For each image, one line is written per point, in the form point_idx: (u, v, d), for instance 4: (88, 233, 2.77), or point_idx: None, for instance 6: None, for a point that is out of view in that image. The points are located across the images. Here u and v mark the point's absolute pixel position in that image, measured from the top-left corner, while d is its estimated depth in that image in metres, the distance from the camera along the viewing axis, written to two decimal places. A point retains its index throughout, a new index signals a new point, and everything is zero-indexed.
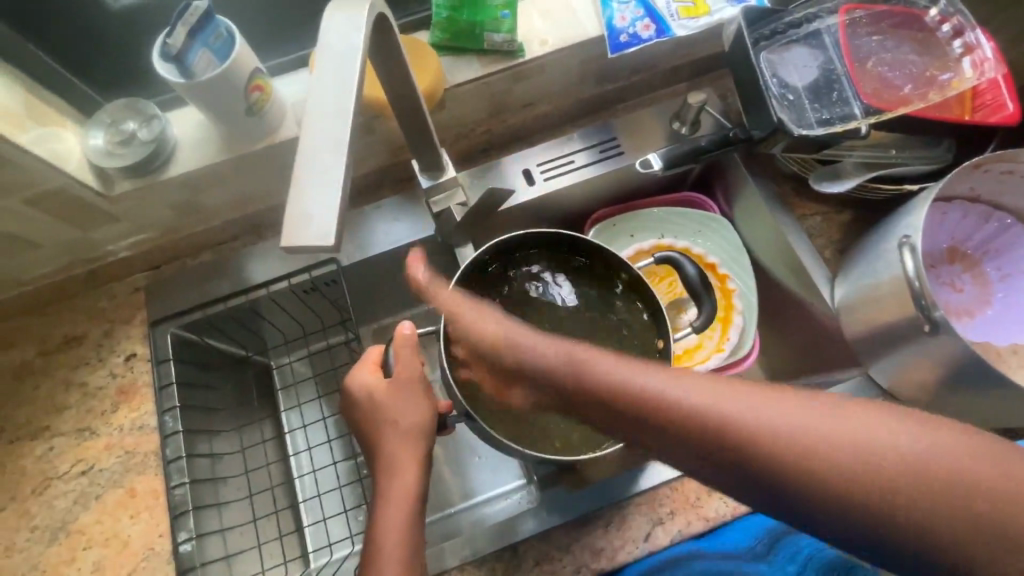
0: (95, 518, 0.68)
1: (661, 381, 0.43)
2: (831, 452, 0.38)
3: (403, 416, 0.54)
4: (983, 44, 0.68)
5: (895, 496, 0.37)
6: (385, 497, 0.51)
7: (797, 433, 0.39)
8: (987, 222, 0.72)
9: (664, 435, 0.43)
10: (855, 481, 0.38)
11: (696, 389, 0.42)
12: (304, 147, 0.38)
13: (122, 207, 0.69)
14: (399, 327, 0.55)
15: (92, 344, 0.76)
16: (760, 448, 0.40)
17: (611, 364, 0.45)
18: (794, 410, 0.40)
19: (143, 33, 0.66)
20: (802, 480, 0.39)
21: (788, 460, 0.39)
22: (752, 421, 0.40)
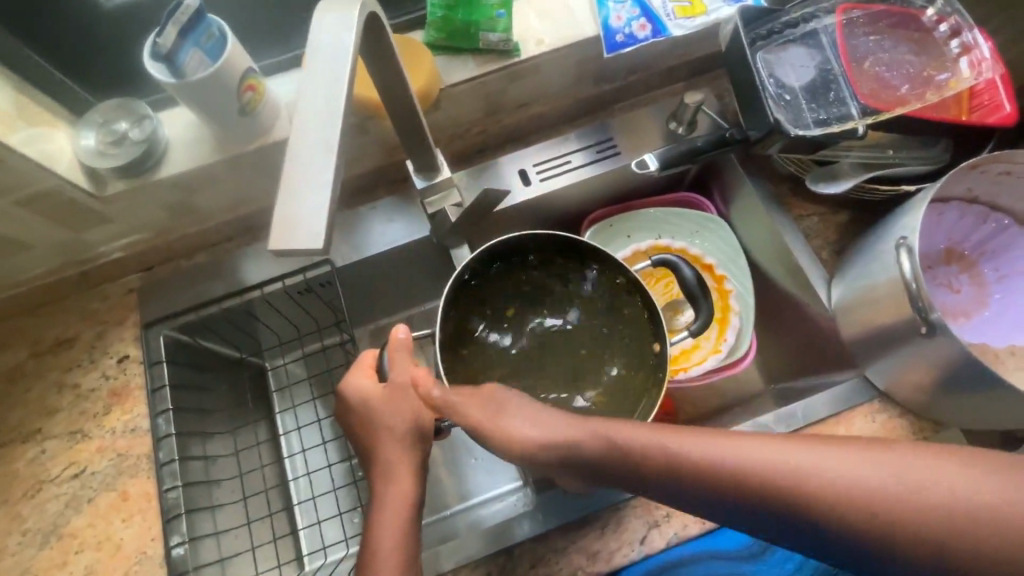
0: (87, 522, 0.67)
1: (679, 450, 0.44)
2: (846, 496, 0.40)
3: (398, 420, 0.53)
4: (981, 44, 0.67)
5: (919, 527, 0.38)
6: (380, 502, 0.50)
7: (831, 487, 0.40)
8: (984, 223, 0.72)
9: (685, 497, 0.45)
10: (874, 520, 0.39)
11: (708, 449, 0.44)
12: (294, 149, 0.38)
13: (114, 207, 0.69)
14: (393, 331, 0.56)
15: (85, 346, 0.75)
16: (776, 502, 0.42)
17: (624, 429, 0.46)
18: (802, 456, 0.42)
19: (135, 32, 0.65)
20: (824, 525, 0.40)
21: (805, 508, 0.41)
22: (787, 481, 0.41)
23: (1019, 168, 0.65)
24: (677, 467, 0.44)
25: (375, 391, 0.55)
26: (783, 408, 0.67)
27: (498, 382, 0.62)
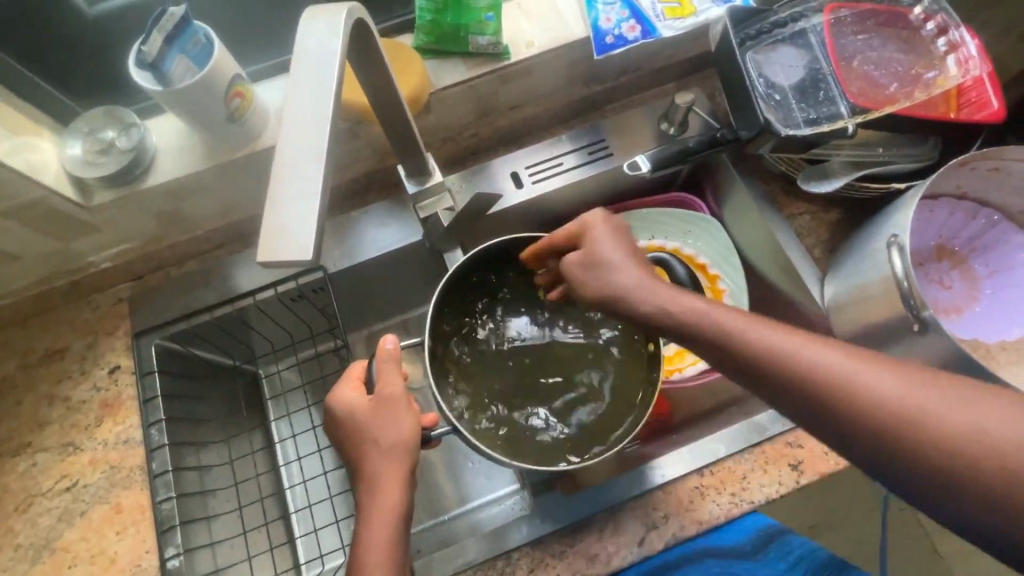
0: (80, 535, 0.67)
1: (746, 324, 0.45)
2: (905, 412, 0.39)
3: (389, 431, 0.53)
4: (968, 42, 0.68)
5: (962, 465, 0.37)
6: (369, 516, 0.50)
7: (885, 393, 0.40)
8: (975, 219, 0.72)
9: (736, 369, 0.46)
10: (925, 433, 0.38)
11: (771, 333, 0.44)
12: (281, 159, 0.37)
13: (102, 216, 0.68)
14: (382, 343, 0.57)
15: (75, 357, 0.74)
16: (831, 392, 0.41)
17: (708, 308, 0.47)
18: (879, 376, 0.41)
19: (121, 39, 0.64)
20: (870, 422, 0.40)
21: (858, 419, 0.40)
22: (843, 375, 0.41)
23: (1009, 164, 0.65)
24: (747, 349, 0.45)
25: (364, 401, 0.55)
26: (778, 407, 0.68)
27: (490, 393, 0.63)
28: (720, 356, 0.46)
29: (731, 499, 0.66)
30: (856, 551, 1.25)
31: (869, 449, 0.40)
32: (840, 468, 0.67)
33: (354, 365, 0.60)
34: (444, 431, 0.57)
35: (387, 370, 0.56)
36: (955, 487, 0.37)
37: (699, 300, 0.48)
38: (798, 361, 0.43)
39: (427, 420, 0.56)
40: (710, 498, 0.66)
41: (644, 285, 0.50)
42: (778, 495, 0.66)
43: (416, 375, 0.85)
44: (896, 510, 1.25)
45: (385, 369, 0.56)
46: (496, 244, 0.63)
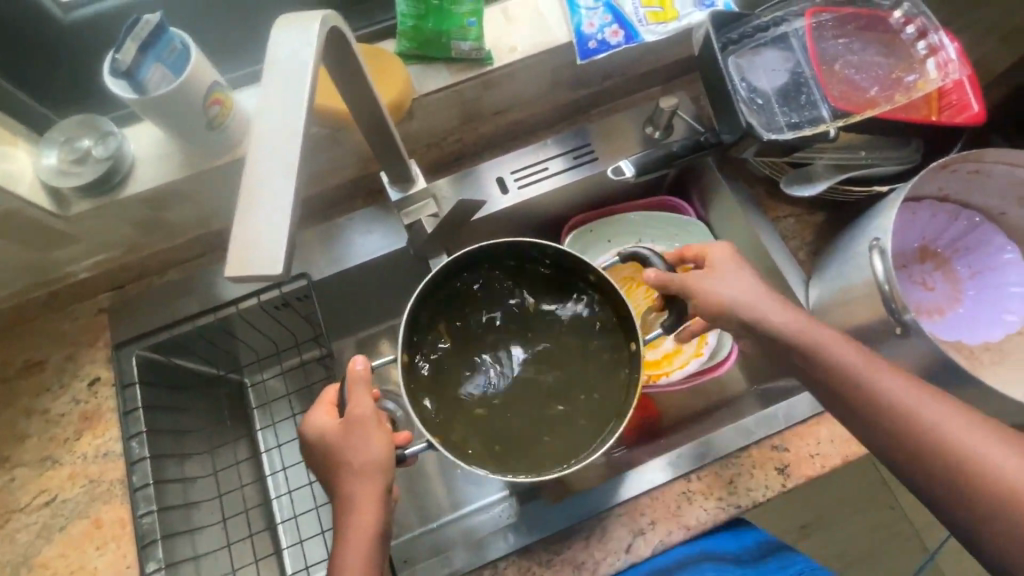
0: (59, 551, 0.65)
1: (835, 347, 0.54)
2: (942, 440, 0.48)
3: (361, 453, 0.52)
4: (947, 45, 0.68)
5: (971, 488, 0.47)
6: (346, 539, 0.49)
7: (933, 424, 0.49)
8: (956, 220, 0.72)
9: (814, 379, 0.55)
10: (951, 459, 0.48)
11: (854, 358, 0.53)
12: (254, 171, 0.37)
13: (81, 226, 0.67)
14: (351, 363, 0.55)
15: (53, 370, 0.73)
16: (889, 414, 0.51)
17: (803, 327, 0.55)
18: (933, 409, 0.49)
19: (97, 47, 0.63)
20: (914, 443, 0.49)
21: (907, 442, 0.50)
22: (903, 405, 0.50)
23: (988, 166, 0.66)
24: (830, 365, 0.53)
25: (334, 424, 0.54)
26: (763, 411, 0.68)
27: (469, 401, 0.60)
28: (799, 365, 0.55)
29: (717, 503, 0.66)
30: (847, 551, 1.25)
31: (904, 460, 0.50)
32: (826, 471, 0.67)
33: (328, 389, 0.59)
34: (417, 448, 0.55)
35: (356, 391, 0.54)
36: (960, 503, 0.47)
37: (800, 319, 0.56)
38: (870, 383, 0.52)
39: (400, 438, 0.55)
40: (697, 503, 0.66)
41: (762, 298, 0.57)
42: (765, 499, 0.66)
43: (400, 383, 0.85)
44: (888, 509, 1.26)
45: (354, 392, 0.54)
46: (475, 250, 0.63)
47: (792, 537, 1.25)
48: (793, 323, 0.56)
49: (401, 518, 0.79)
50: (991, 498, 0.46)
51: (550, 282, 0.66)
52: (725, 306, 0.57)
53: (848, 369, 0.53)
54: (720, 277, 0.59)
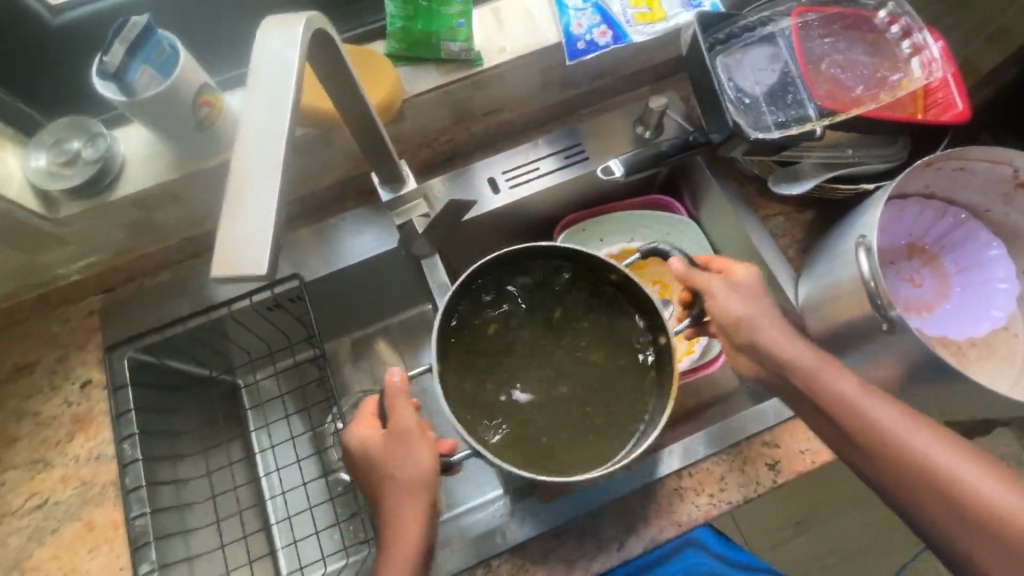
0: (51, 554, 0.65)
1: (816, 367, 0.53)
2: (916, 461, 0.48)
3: (407, 466, 0.52)
4: (931, 45, 0.69)
5: (962, 526, 0.46)
6: (391, 554, 0.50)
7: (909, 443, 0.48)
8: (943, 217, 0.73)
9: (797, 396, 0.54)
10: (924, 478, 0.47)
11: (835, 379, 0.52)
12: (240, 174, 0.37)
13: (70, 229, 0.67)
14: (389, 375, 0.56)
15: (44, 372, 0.73)
16: (867, 433, 0.50)
17: (788, 346, 0.54)
18: (931, 444, 0.48)
19: (84, 48, 0.63)
20: (890, 463, 0.49)
21: (883, 462, 0.49)
22: (881, 425, 0.50)
23: (972, 164, 0.66)
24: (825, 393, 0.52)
25: (379, 438, 0.54)
26: (754, 408, 0.68)
27: (499, 407, 0.57)
28: (795, 391, 0.54)
29: (708, 499, 0.66)
30: (842, 549, 1.26)
31: (897, 494, 0.49)
32: (816, 466, 0.68)
33: (367, 401, 0.59)
34: (462, 454, 0.55)
35: (398, 403, 0.54)
36: (932, 520, 0.47)
37: (789, 341, 0.55)
38: (866, 414, 0.50)
39: (444, 447, 0.56)
40: (689, 499, 0.66)
41: (754, 313, 0.56)
42: (756, 494, 0.66)
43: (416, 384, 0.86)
44: (881, 504, 1.27)
45: (394, 404, 0.55)
46: (491, 260, 0.60)
47: (787, 534, 1.26)
48: (774, 341, 0.55)
49: None
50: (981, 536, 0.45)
51: (574, 282, 0.63)
52: (740, 320, 0.57)
53: (843, 398, 0.51)
54: (734, 291, 0.58)
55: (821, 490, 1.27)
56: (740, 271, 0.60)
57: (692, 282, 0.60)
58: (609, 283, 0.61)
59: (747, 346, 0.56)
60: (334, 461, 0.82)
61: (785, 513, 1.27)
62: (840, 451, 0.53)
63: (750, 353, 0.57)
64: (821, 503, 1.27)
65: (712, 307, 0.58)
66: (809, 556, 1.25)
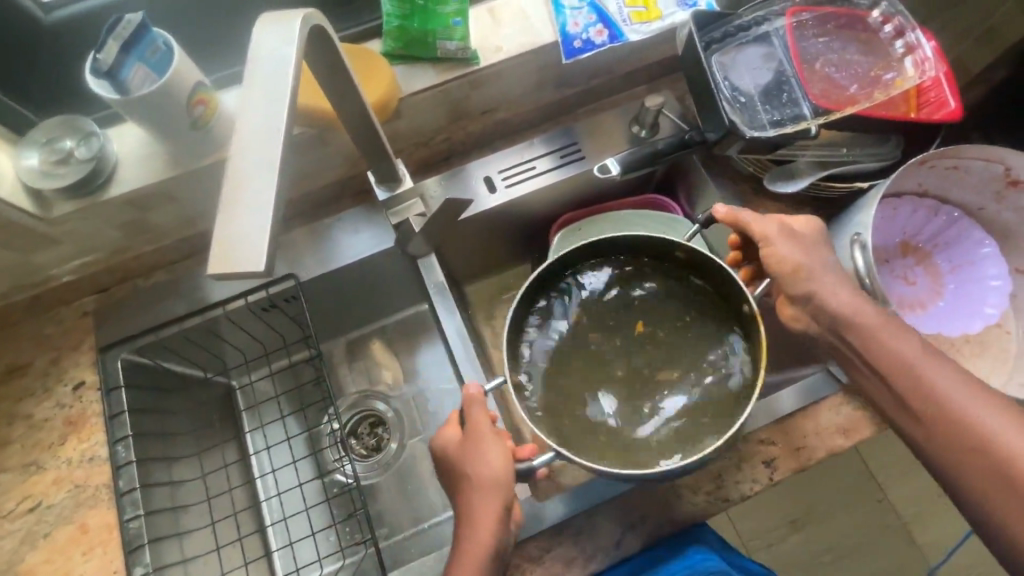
0: (44, 558, 0.64)
1: (879, 326, 0.53)
2: (966, 426, 0.49)
3: (481, 466, 0.54)
4: (924, 44, 0.69)
5: (1006, 495, 0.46)
6: (467, 549, 0.52)
7: (961, 409, 0.49)
8: (936, 216, 0.74)
9: (854, 354, 0.55)
10: (973, 443, 0.48)
11: (897, 340, 0.53)
12: (237, 171, 0.37)
13: (63, 228, 0.66)
14: (468, 386, 0.59)
15: (36, 374, 0.72)
16: (920, 394, 0.51)
17: (856, 305, 0.54)
18: (987, 413, 0.48)
19: (77, 46, 0.63)
20: (940, 425, 0.50)
21: (933, 424, 0.50)
22: (935, 388, 0.50)
23: (965, 163, 0.67)
24: (884, 352, 0.53)
25: (459, 436, 0.58)
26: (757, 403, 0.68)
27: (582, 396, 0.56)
28: (849, 347, 0.55)
29: (706, 497, 0.66)
30: (840, 549, 1.26)
31: (943, 458, 0.50)
32: (813, 463, 0.68)
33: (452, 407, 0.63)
34: (542, 459, 0.54)
35: (474, 410, 0.57)
36: (973, 485, 0.48)
37: (856, 299, 0.55)
38: (923, 375, 0.51)
39: (522, 452, 0.56)
40: (686, 497, 0.66)
41: (821, 268, 0.56)
42: (753, 491, 0.66)
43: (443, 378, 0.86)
44: (876, 502, 1.27)
45: (473, 410, 0.57)
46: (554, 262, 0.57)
47: (784, 532, 1.27)
48: (839, 297, 0.55)
49: (394, 517, 0.80)
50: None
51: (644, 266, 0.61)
52: (799, 268, 0.56)
53: (901, 357, 0.52)
54: (794, 241, 0.57)
55: (817, 488, 1.28)
56: (797, 224, 0.59)
57: (744, 227, 0.59)
58: (677, 264, 0.59)
59: (804, 296, 0.56)
60: (329, 462, 0.81)
61: (781, 511, 1.28)
62: (891, 410, 0.54)
63: (806, 306, 0.57)
64: (817, 501, 1.28)
65: (767, 254, 0.57)
66: (806, 554, 1.25)
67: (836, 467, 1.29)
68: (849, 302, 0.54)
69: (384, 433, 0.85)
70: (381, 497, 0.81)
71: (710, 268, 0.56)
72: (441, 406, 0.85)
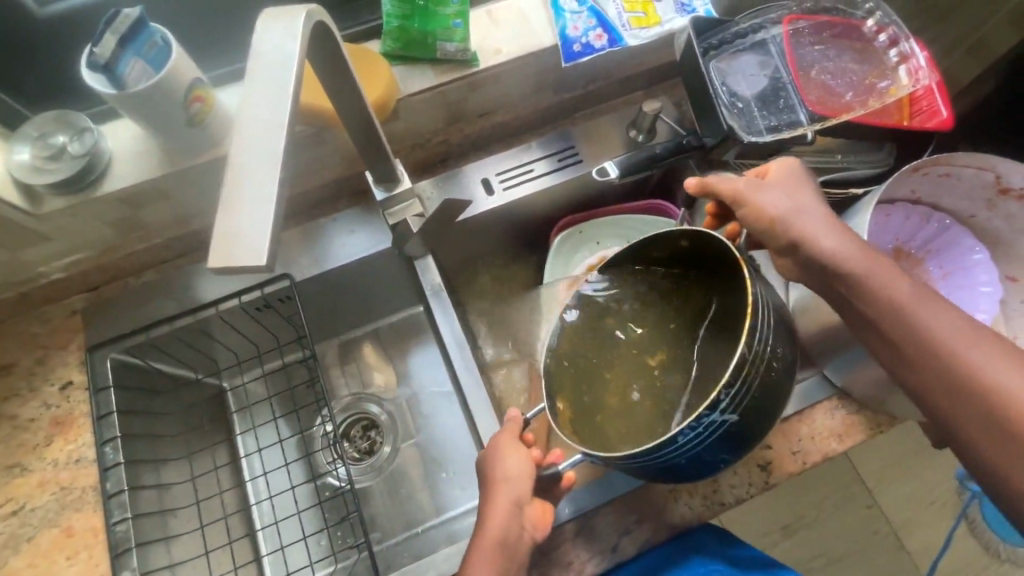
0: (27, 562, 0.63)
1: (875, 275, 0.51)
2: (972, 381, 0.46)
3: (497, 468, 0.56)
4: (917, 53, 0.70)
5: (1005, 443, 0.44)
6: (477, 548, 0.52)
7: (967, 361, 0.46)
8: (928, 223, 0.75)
9: (846, 305, 0.52)
10: (978, 398, 0.45)
11: (894, 289, 0.50)
12: (235, 164, 0.37)
13: (53, 225, 0.65)
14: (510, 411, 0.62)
15: (22, 374, 0.71)
16: (917, 347, 0.48)
17: (847, 253, 0.52)
18: (998, 366, 0.45)
19: (71, 40, 0.62)
20: (940, 378, 0.47)
21: (933, 378, 0.47)
22: (936, 340, 0.47)
23: (957, 170, 0.68)
24: (873, 297, 0.50)
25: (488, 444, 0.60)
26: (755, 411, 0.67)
27: (600, 405, 0.56)
28: (840, 296, 0.53)
29: (702, 501, 0.66)
30: (830, 555, 1.26)
31: (938, 406, 0.48)
32: (808, 467, 0.68)
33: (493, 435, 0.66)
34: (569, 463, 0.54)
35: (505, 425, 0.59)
36: (980, 445, 0.45)
37: (846, 245, 0.52)
38: (915, 320, 0.48)
39: (549, 460, 0.58)
40: (682, 500, 0.66)
41: (802, 216, 0.54)
42: (748, 495, 0.66)
43: (441, 381, 0.86)
44: (865, 508, 1.28)
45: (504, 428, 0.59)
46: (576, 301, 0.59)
47: (774, 538, 1.27)
48: (824, 245, 0.53)
49: (385, 524, 0.79)
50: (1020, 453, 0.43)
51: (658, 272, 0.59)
52: (775, 221, 0.55)
53: (892, 300, 0.50)
54: (766, 192, 0.56)
55: (807, 494, 1.29)
56: (773, 172, 0.58)
57: (714, 193, 0.59)
58: (682, 253, 0.56)
59: (788, 248, 0.55)
60: (322, 465, 0.80)
61: (772, 517, 1.28)
62: (888, 364, 0.51)
63: (795, 257, 0.55)
64: (808, 506, 1.28)
65: (746, 214, 0.57)
66: (796, 560, 1.26)
67: (826, 473, 1.30)
68: (835, 245, 0.52)
69: (377, 436, 0.84)
70: (373, 501, 0.80)
71: (711, 246, 0.53)
72: (434, 408, 0.85)
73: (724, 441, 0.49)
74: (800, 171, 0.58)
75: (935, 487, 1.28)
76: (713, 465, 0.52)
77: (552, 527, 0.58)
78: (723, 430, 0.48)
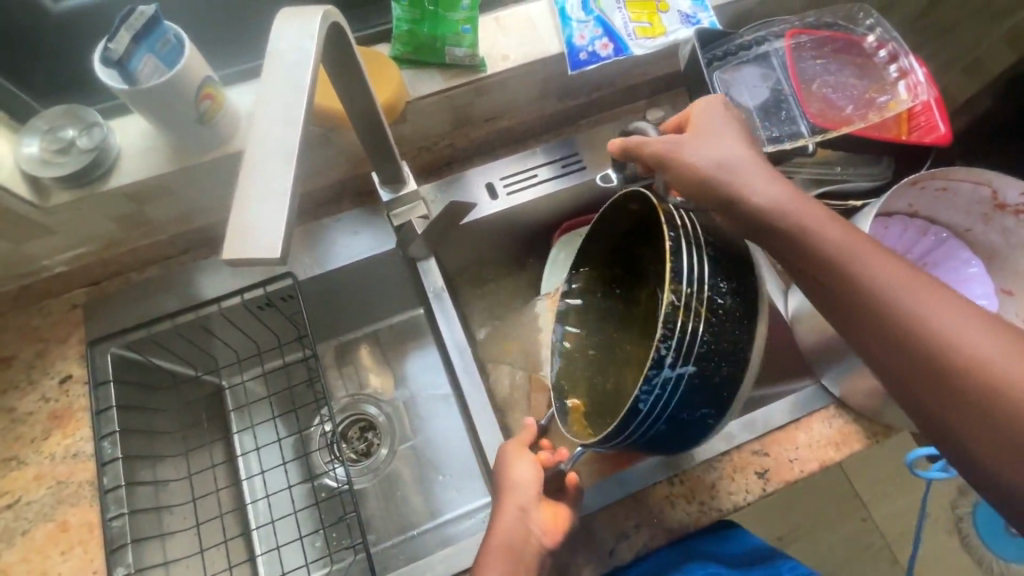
0: (21, 557, 0.62)
1: (813, 230, 0.51)
2: (915, 334, 0.46)
3: (503, 473, 0.57)
4: (916, 69, 0.72)
5: (949, 396, 0.44)
6: (485, 549, 0.54)
7: (908, 313, 0.46)
8: (925, 236, 0.76)
9: (791, 262, 0.53)
10: (922, 351, 0.45)
11: (837, 244, 0.50)
12: (252, 157, 0.37)
13: (58, 217, 0.65)
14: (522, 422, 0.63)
15: (21, 367, 0.71)
16: (860, 301, 0.48)
17: (785, 210, 0.52)
18: (940, 317, 0.45)
19: (84, 36, 0.62)
20: (884, 333, 0.47)
21: (876, 331, 0.47)
22: (879, 294, 0.47)
23: (955, 184, 0.70)
24: (809, 247, 0.51)
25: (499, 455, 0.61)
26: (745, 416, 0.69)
27: (602, 390, 0.61)
28: (783, 253, 0.53)
29: (699, 507, 0.66)
30: (823, 565, 1.26)
31: (884, 363, 0.48)
32: (804, 476, 0.68)
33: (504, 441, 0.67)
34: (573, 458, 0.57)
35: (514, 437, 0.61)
36: (927, 400, 0.45)
37: (782, 200, 0.52)
38: (855, 274, 0.49)
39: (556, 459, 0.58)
40: (679, 506, 0.66)
41: (736, 170, 0.54)
42: (745, 502, 0.66)
43: (440, 382, 0.87)
44: (860, 520, 1.28)
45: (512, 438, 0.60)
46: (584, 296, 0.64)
47: None
48: (757, 201, 0.53)
49: (380, 525, 0.79)
50: (962, 401, 0.43)
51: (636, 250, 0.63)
52: (700, 175, 0.55)
53: (831, 254, 0.50)
54: (687, 146, 0.57)
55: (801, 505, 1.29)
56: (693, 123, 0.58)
57: (639, 153, 0.60)
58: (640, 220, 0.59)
59: (721, 206, 0.55)
60: (320, 465, 0.80)
61: (765, 526, 1.28)
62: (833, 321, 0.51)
63: (729, 214, 0.55)
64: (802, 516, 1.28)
65: (671, 169, 0.57)
66: None
67: (820, 483, 1.30)
68: (765, 196, 0.53)
69: (374, 438, 0.84)
70: (368, 503, 0.80)
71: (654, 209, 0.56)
72: (430, 411, 0.85)
73: (695, 393, 0.51)
74: (716, 115, 0.58)
75: (929, 500, 1.29)
76: (699, 422, 0.53)
77: (566, 534, 0.56)
78: (688, 380, 0.50)
